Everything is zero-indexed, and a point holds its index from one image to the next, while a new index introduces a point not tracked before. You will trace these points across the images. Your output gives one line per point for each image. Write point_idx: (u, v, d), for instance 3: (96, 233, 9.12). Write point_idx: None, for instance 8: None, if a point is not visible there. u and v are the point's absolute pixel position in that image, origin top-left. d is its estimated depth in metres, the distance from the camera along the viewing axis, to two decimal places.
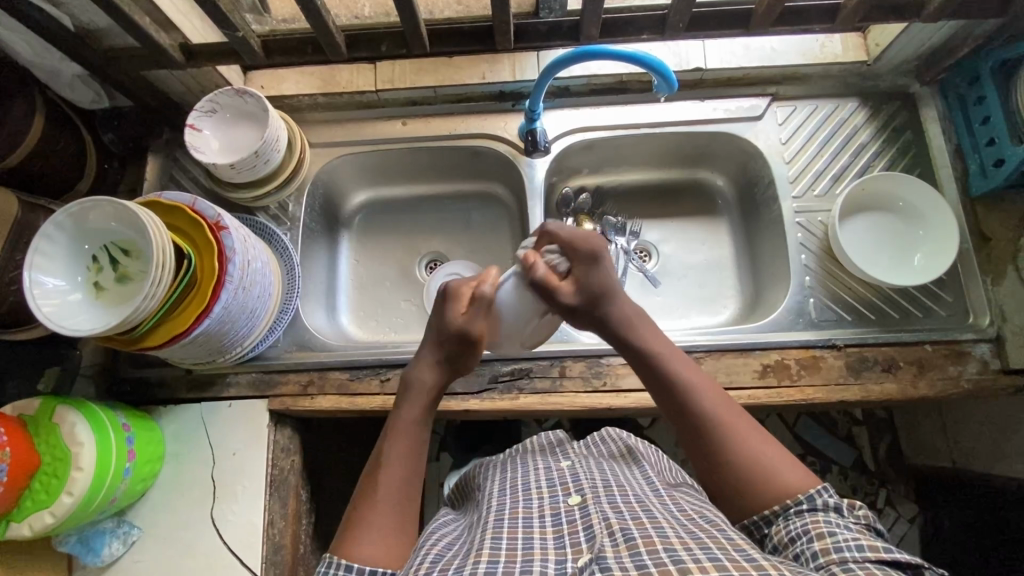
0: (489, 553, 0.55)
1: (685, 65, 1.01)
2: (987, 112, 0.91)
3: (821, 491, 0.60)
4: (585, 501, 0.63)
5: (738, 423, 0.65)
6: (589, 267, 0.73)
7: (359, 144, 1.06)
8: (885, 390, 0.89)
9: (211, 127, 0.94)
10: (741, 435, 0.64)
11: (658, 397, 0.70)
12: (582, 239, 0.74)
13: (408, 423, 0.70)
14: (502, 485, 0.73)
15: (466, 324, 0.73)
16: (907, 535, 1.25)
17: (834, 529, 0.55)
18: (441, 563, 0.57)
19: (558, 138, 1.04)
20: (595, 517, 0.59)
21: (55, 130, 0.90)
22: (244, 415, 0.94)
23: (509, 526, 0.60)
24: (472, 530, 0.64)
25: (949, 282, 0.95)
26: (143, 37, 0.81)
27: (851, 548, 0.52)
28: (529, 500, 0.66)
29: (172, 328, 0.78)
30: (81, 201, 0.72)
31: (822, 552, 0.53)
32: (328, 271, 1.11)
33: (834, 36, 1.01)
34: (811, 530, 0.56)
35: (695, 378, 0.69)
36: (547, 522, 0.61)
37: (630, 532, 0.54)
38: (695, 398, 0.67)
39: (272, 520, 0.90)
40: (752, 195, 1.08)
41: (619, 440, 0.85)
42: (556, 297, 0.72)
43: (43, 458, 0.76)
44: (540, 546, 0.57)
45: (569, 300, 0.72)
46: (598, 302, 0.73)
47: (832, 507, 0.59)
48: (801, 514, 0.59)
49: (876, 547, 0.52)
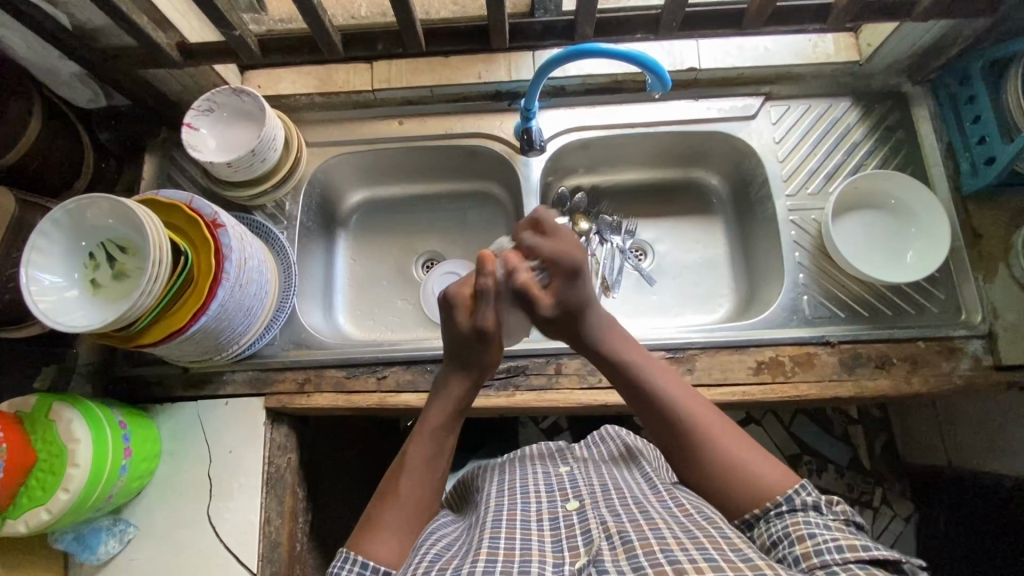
0: (488, 551, 0.56)
1: (679, 65, 1.02)
2: (977, 111, 0.92)
3: (799, 491, 0.60)
4: (583, 506, 0.64)
5: (713, 422, 0.67)
6: (570, 282, 0.71)
7: (356, 143, 1.07)
8: (879, 387, 0.90)
9: (208, 126, 0.94)
10: (716, 436, 0.66)
11: (633, 400, 0.71)
12: (564, 251, 0.71)
13: (433, 430, 0.70)
14: (501, 487, 0.73)
15: (477, 318, 0.72)
16: (901, 534, 1.25)
17: (813, 530, 0.55)
18: (440, 563, 0.57)
19: (554, 137, 1.05)
20: (593, 522, 0.59)
21: (53, 128, 0.90)
22: (242, 414, 0.94)
23: (508, 527, 0.61)
24: (472, 530, 0.65)
25: (941, 279, 0.95)
26: (141, 36, 0.82)
27: (831, 550, 0.53)
28: (527, 504, 0.67)
29: (169, 324, 0.79)
30: (78, 198, 0.73)
31: (803, 556, 0.54)
32: (325, 270, 1.11)
33: (826, 36, 1.02)
34: (792, 533, 0.56)
35: (670, 380, 0.71)
36: (546, 526, 0.62)
37: (628, 536, 0.55)
38: (670, 399, 0.69)
39: (269, 517, 0.90)
40: (746, 193, 1.09)
41: (617, 439, 0.85)
42: (534, 307, 0.73)
43: (39, 453, 0.76)
44: (538, 547, 0.57)
45: (547, 312, 0.73)
46: (577, 313, 0.73)
47: (811, 506, 0.59)
48: (782, 515, 0.59)
49: (855, 547, 0.53)
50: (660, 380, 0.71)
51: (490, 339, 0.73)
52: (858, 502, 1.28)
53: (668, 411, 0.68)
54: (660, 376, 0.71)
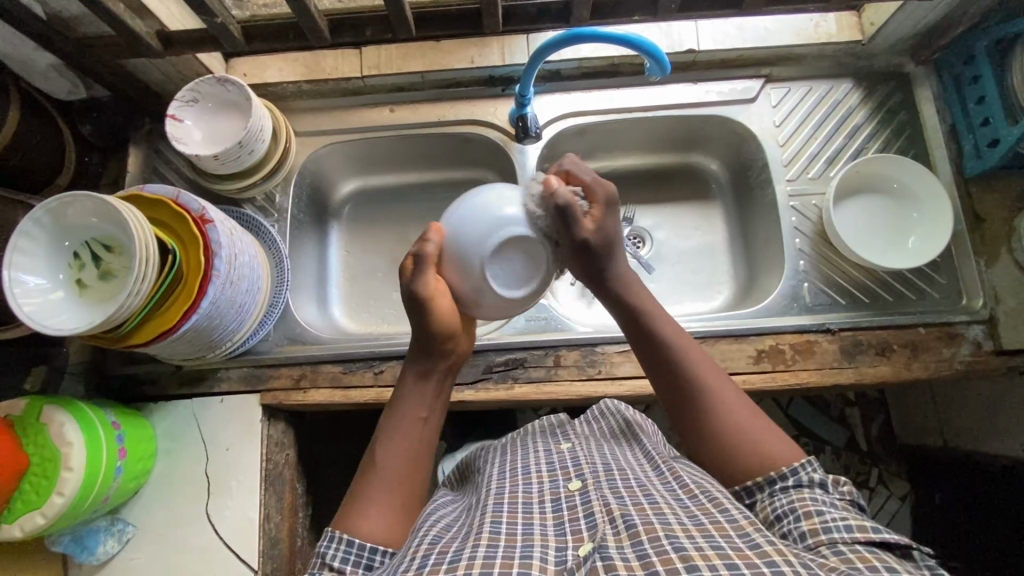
0: (488, 537, 0.54)
1: (678, 47, 0.99)
2: (981, 91, 0.91)
3: (805, 466, 0.60)
4: (585, 487, 0.63)
5: (718, 383, 0.68)
6: (607, 210, 0.71)
7: (345, 132, 1.04)
8: (879, 373, 0.89)
9: (193, 117, 0.91)
10: (725, 407, 0.66)
11: (649, 362, 0.71)
12: (599, 185, 0.71)
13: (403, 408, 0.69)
14: (502, 467, 0.73)
15: (415, 280, 0.70)
16: (898, 512, 1.27)
17: (821, 508, 0.55)
18: (440, 545, 0.56)
19: (549, 123, 1.02)
20: (596, 504, 0.58)
21: (33, 123, 0.87)
22: (236, 411, 0.93)
23: (509, 511, 0.59)
24: (471, 512, 0.64)
25: (942, 264, 0.94)
26: (117, 24, 0.78)
27: (839, 528, 0.52)
28: (528, 485, 0.66)
29: (159, 325, 0.77)
30: (59, 196, 0.70)
31: (810, 532, 0.53)
32: (318, 263, 1.09)
33: (828, 15, 1.00)
34: (798, 508, 0.56)
35: (674, 330, 0.72)
36: (548, 508, 0.61)
37: (631, 520, 0.54)
38: (683, 356, 0.69)
39: (269, 514, 0.90)
40: (746, 178, 1.07)
41: (618, 414, 0.83)
42: (577, 229, 0.68)
43: (32, 458, 0.75)
44: (539, 532, 0.56)
45: (588, 236, 0.69)
46: (612, 249, 0.71)
47: (817, 483, 0.59)
48: (787, 489, 0.59)
49: (864, 527, 0.52)
50: (670, 328, 0.72)
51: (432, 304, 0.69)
52: (854, 482, 1.29)
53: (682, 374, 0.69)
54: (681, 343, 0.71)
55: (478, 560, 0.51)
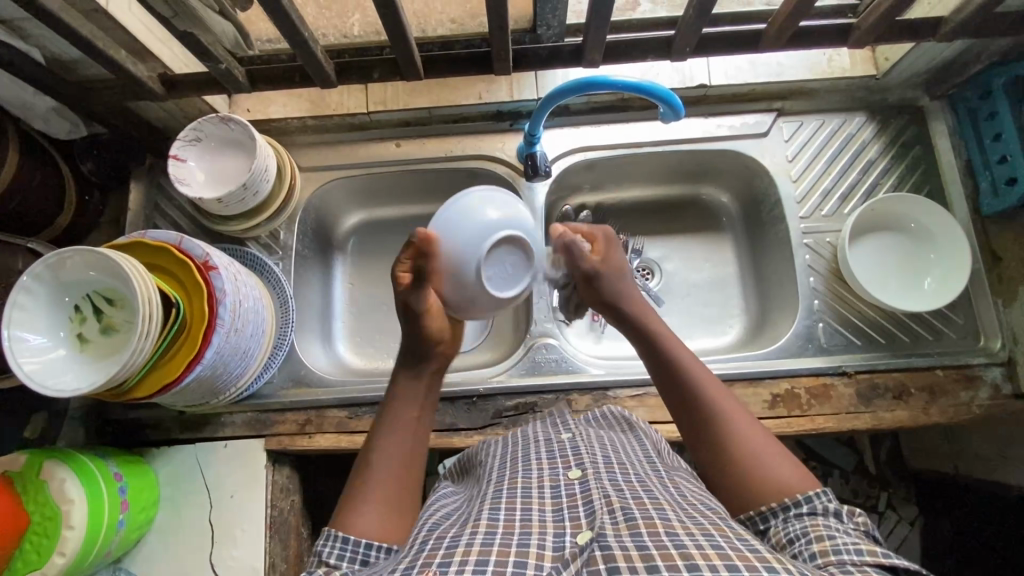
0: (487, 523, 0.52)
1: (689, 82, 0.97)
2: (998, 129, 0.89)
3: (819, 494, 0.57)
4: (585, 476, 0.59)
5: (728, 405, 0.65)
6: (609, 246, 0.77)
7: (350, 169, 1.02)
8: (897, 419, 0.88)
9: (195, 157, 0.89)
10: (732, 427, 0.63)
11: (659, 381, 0.70)
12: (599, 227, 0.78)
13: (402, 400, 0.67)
14: (503, 460, 0.69)
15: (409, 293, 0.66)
16: (907, 538, 1.23)
17: (834, 533, 0.52)
18: (438, 533, 0.54)
19: (559, 158, 1.01)
20: (595, 492, 0.55)
21: (33, 168, 0.85)
22: (242, 456, 0.91)
23: (510, 496, 0.57)
24: (471, 503, 0.61)
25: (960, 304, 0.93)
26: (119, 69, 0.76)
27: (851, 551, 0.50)
28: (529, 471, 0.63)
29: (160, 378, 0.75)
30: (58, 251, 0.68)
31: (820, 552, 0.51)
32: (322, 298, 1.07)
33: (841, 49, 0.98)
34: (810, 532, 0.53)
35: (685, 350, 0.70)
36: (546, 493, 0.58)
37: (631, 512, 0.51)
38: (693, 377, 0.67)
39: (274, 562, 0.88)
40: (757, 212, 1.06)
41: (622, 417, 0.79)
42: (578, 258, 0.75)
43: (32, 517, 0.73)
44: (538, 518, 0.53)
45: (589, 266, 0.75)
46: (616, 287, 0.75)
47: (831, 512, 0.56)
48: (800, 516, 0.56)
49: (875, 552, 0.49)
50: (682, 354, 0.70)
51: (421, 315, 0.66)
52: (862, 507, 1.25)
53: (692, 395, 0.67)
54: (691, 364, 0.69)
55: (475, 546, 0.49)
